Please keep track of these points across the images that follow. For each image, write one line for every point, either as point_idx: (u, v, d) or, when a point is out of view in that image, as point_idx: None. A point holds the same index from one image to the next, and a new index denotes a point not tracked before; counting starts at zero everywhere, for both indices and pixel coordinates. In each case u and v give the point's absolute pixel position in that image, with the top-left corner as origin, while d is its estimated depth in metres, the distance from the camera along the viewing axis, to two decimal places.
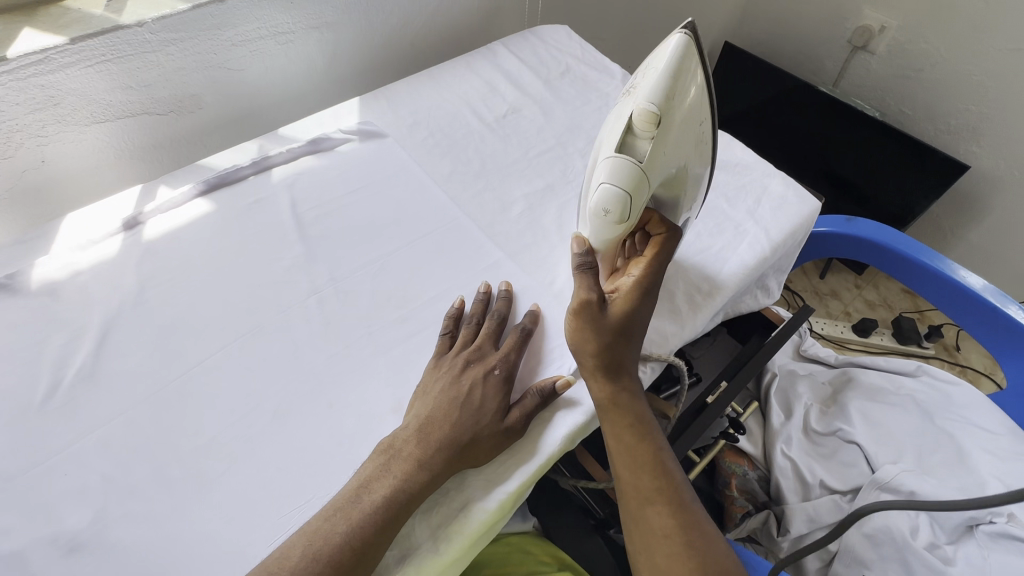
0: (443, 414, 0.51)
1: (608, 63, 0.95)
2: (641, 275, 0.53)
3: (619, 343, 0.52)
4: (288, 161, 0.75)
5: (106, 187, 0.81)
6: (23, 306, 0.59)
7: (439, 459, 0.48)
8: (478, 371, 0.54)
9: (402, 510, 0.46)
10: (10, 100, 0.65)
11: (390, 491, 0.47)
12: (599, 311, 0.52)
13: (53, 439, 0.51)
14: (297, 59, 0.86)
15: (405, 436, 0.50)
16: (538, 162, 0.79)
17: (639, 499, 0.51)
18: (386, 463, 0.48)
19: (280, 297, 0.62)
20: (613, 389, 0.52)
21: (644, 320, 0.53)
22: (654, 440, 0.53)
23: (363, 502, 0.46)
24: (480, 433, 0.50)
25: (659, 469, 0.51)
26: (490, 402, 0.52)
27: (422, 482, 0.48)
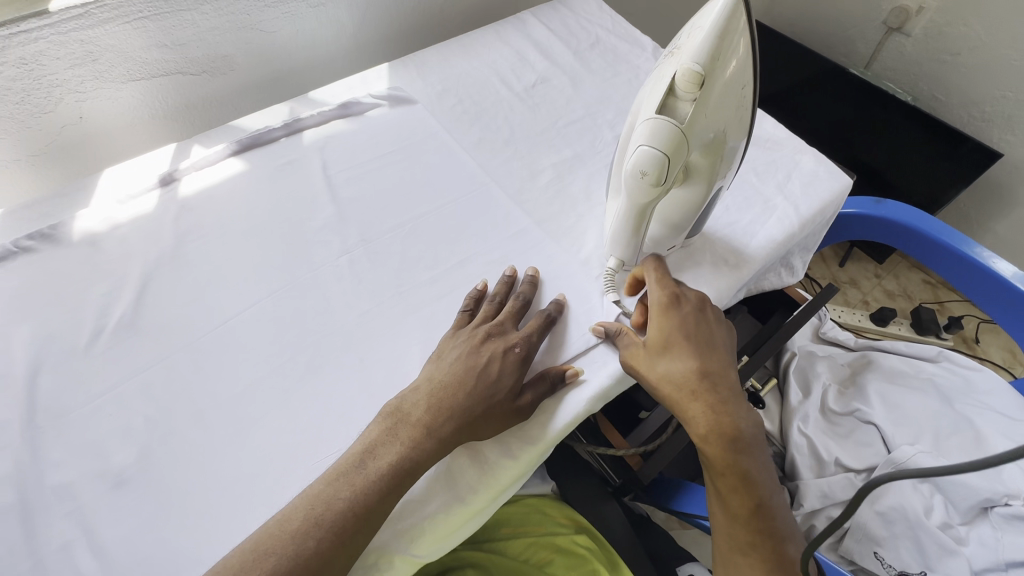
0: (458, 385, 0.50)
1: (638, 35, 0.94)
2: (653, 299, 0.56)
3: (696, 382, 0.53)
4: (319, 124, 0.76)
5: (139, 146, 0.82)
6: (66, 256, 0.61)
7: (448, 429, 0.49)
8: (498, 347, 0.53)
9: (407, 476, 0.47)
10: (51, 54, 0.66)
11: (396, 458, 0.47)
12: (638, 354, 0.54)
13: (99, 381, 0.53)
14: (328, 22, 0.86)
15: (414, 402, 0.50)
16: (567, 132, 0.78)
17: (731, 547, 0.51)
18: (391, 430, 0.48)
19: (312, 255, 0.63)
20: (708, 433, 0.51)
21: (681, 331, 0.54)
22: (755, 496, 0.51)
23: (368, 465, 0.46)
24: (494, 408, 0.50)
25: (754, 522, 0.51)
26: (506, 377, 0.51)
27: (428, 451, 0.48)
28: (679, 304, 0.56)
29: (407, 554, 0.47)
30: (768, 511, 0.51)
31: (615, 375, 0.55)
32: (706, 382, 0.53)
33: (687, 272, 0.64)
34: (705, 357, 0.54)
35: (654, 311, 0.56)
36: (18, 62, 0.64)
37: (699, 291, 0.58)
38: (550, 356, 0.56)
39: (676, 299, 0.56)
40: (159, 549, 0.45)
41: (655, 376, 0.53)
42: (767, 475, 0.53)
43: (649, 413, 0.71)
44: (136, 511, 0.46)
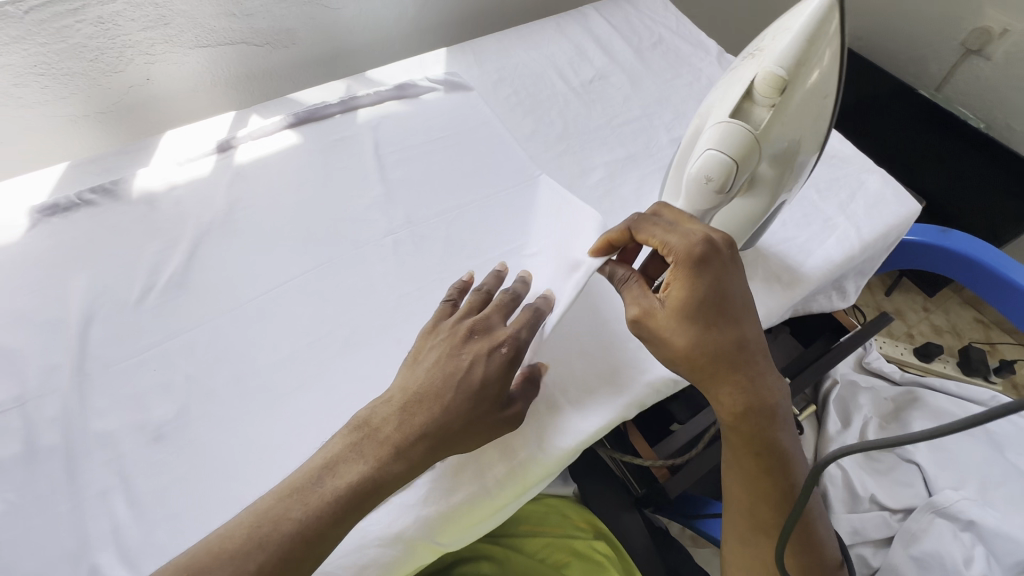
0: (436, 394, 0.45)
1: (702, 37, 0.91)
2: (673, 250, 0.47)
3: (728, 354, 0.47)
4: (374, 104, 0.76)
5: (200, 113, 0.84)
6: (125, 212, 0.63)
7: (421, 449, 0.44)
8: (481, 348, 0.47)
9: (368, 498, 0.43)
10: (128, 16, 0.68)
11: (359, 478, 0.43)
12: (660, 322, 0.47)
13: (146, 335, 0.54)
14: (391, 4, 0.86)
15: (385, 415, 0.45)
16: (622, 132, 0.76)
17: (753, 526, 0.50)
18: (357, 445, 0.44)
19: (358, 233, 0.63)
20: (740, 411, 0.48)
21: (710, 297, 0.47)
22: (785, 475, 0.49)
23: (326, 481, 0.42)
24: (476, 422, 0.46)
25: (783, 503, 0.49)
26: (492, 385, 0.46)
27: (397, 473, 0.43)
28: (710, 257, 0.47)
29: (431, 541, 0.47)
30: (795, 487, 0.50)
31: (654, 385, 0.54)
32: (738, 353, 0.48)
33: None
34: (735, 321, 0.48)
35: (678, 267, 0.47)
36: (95, 21, 0.67)
37: (726, 233, 0.49)
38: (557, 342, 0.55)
39: (706, 250, 0.47)
40: (189, 507, 0.45)
41: (682, 348, 0.47)
42: (796, 449, 0.51)
43: (681, 426, 0.68)
44: (171, 466, 0.47)
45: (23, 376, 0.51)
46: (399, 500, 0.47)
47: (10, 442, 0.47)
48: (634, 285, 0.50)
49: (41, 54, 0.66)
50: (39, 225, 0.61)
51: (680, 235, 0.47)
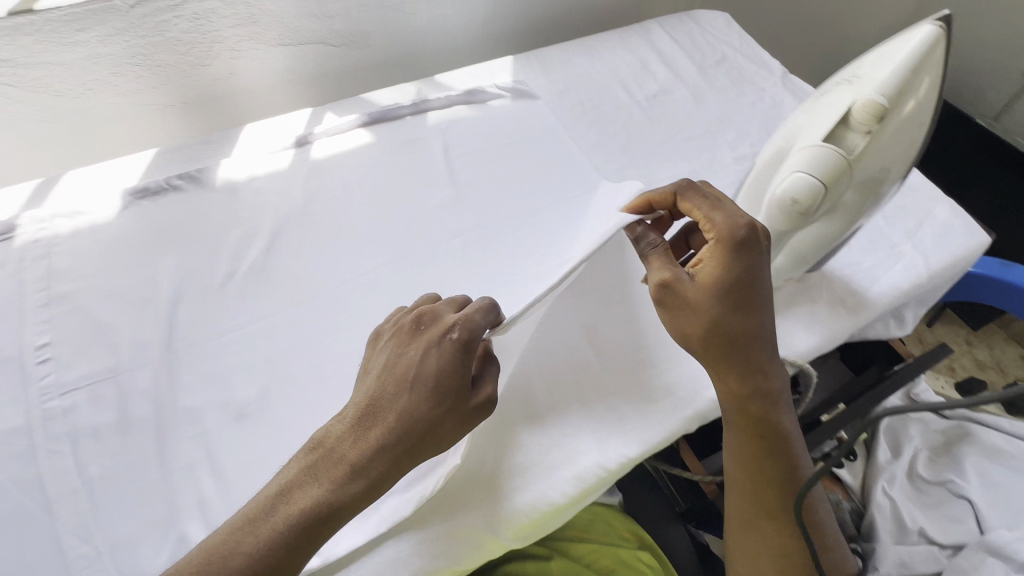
0: (388, 400, 0.44)
1: (766, 57, 0.91)
2: (716, 226, 0.49)
3: (746, 338, 0.49)
4: (444, 107, 0.78)
5: (275, 110, 0.86)
6: (209, 199, 0.66)
7: (380, 462, 0.42)
8: (428, 341, 0.45)
9: (325, 524, 0.41)
10: (221, 12, 0.72)
11: (312, 503, 0.41)
12: (684, 291, 0.48)
13: (230, 319, 0.56)
14: (461, 11, 0.88)
15: (339, 433, 0.44)
16: (685, 147, 0.77)
17: (755, 513, 0.50)
18: (312, 468, 0.42)
19: (429, 232, 0.65)
20: (748, 393, 0.49)
21: (738, 278, 0.48)
22: (788, 458, 0.50)
23: (282, 507, 0.41)
24: (434, 424, 0.44)
25: (785, 485, 0.50)
26: (444, 380, 0.44)
27: (354, 494, 0.42)
28: (751, 241, 0.48)
29: (498, 538, 0.48)
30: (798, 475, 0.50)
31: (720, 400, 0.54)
32: (755, 338, 0.49)
33: (803, 307, 0.61)
34: (756, 311, 0.49)
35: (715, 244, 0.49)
36: (191, 17, 0.70)
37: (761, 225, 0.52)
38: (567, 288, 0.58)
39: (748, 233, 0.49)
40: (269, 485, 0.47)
41: (697, 323, 0.48)
42: (799, 438, 0.51)
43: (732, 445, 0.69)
44: (253, 445, 0.49)
45: (116, 349, 0.54)
46: (469, 490, 0.49)
47: (105, 411, 0.50)
48: (659, 254, 0.51)
49: (139, 46, 0.70)
50: (130, 206, 0.64)
51: (722, 212, 0.50)
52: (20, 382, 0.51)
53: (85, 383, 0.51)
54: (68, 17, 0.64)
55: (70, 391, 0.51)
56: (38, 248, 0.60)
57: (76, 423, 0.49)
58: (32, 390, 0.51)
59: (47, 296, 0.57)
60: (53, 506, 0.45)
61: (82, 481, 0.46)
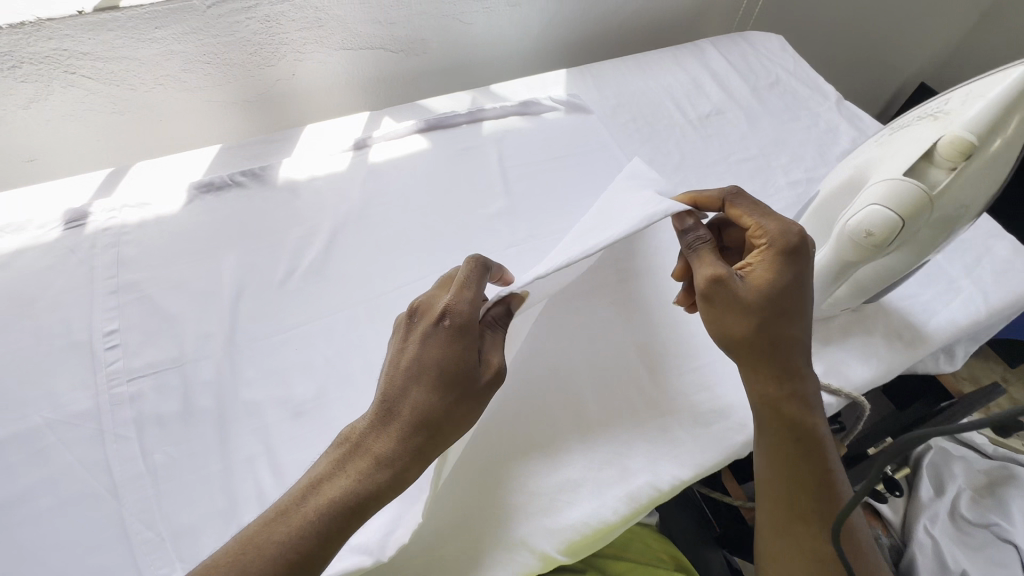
0: (399, 393, 0.44)
1: (822, 82, 0.91)
2: (767, 233, 0.50)
3: (785, 341, 0.50)
4: (499, 118, 0.79)
5: (331, 112, 0.88)
6: (271, 197, 0.67)
7: (402, 449, 0.43)
8: (426, 332, 0.46)
9: (357, 512, 0.41)
10: (290, 16, 0.73)
11: (342, 495, 0.41)
12: (733, 292, 0.49)
13: (288, 316, 0.58)
14: (518, 23, 0.90)
15: (362, 427, 0.44)
16: (738, 169, 0.77)
17: (789, 517, 0.50)
18: (343, 460, 0.43)
19: (486, 241, 0.66)
20: (786, 394, 0.50)
21: (785, 281, 0.49)
22: (823, 460, 0.50)
23: (313, 500, 0.41)
24: (447, 411, 0.44)
25: (822, 490, 0.49)
26: (449, 366, 0.45)
27: (379, 484, 0.42)
28: (801, 249, 0.50)
29: (549, 550, 0.48)
30: (834, 479, 0.50)
31: None
32: (792, 343, 0.50)
33: (858, 337, 0.61)
34: (802, 317, 0.50)
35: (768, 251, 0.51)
36: (263, 19, 0.72)
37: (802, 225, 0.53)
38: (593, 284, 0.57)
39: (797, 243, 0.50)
40: None
41: (742, 325, 0.49)
42: (830, 442, 0.51)
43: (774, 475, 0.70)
44: (310, 442, 0.50)
45: (180, 339, 0.55)
46: (518, 499, 0.49)
47: (169, 399, 0.51)
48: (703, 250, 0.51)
49: (211, 45, 0.72)
50: (195, 200, 0.66)
51: (771, 218, 0.51)
52: (90, 366, 0.52)
53: (151, 371, 0.53)
54: (148, 15, 0.66)
55: (136, 379, 0.52)
56: (108, 236, 0.62)
57: (141, 410, 0.50)
58: (100, 375, 0.52)
59: (116, 283, 0.58)
60: (119, 490, 0.46)
61: (146, 468, 0.47)
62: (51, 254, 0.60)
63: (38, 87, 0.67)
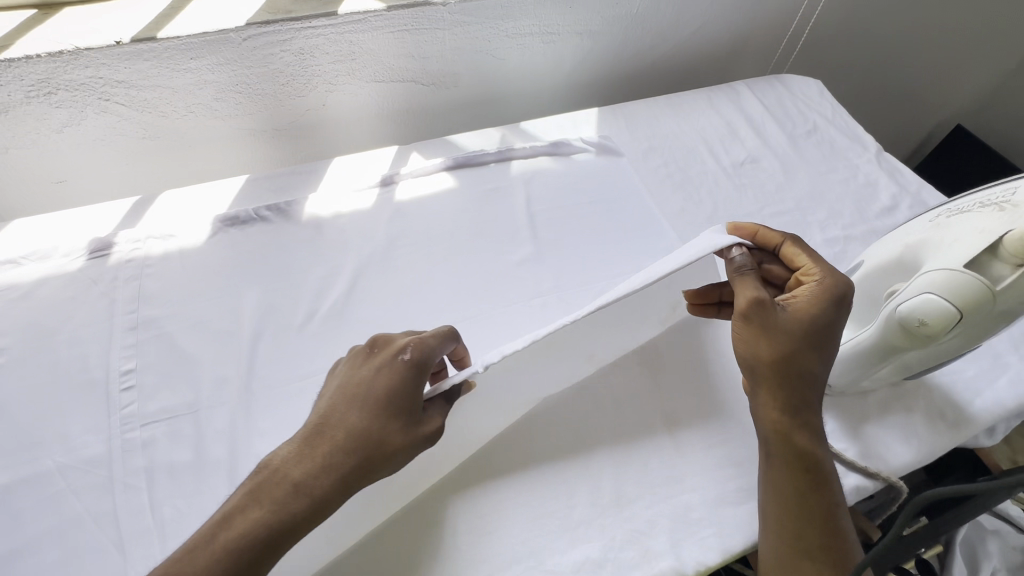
0: (338, 417, 0.44)
1: (861, 132, 0.88)
2: (820, 274, 0.51)
3: (808, 375, 0.48)
4: (528, 157, 0.78)
5: (359, 141, 0.88)
6: (295, 233, 0.66)
7: (325, 483, 0.42)
8: (382, 362, 0.46)
9: (268, 546, 0.40)
10: (324, 49, 0.73)
11: (253, 528, 0.40)
12: (776, 314, 0.49)
13: (306, 363, 0.56)
14: (552, 59, 0.88)
15: (284, 455, 0.43)
16: (772, 223, 0.74)
17: (790, 554, 0.46)
18: (258, 490, 0.41)
19: (512, 290, 0.64)
20: (798, 424, 0.48)
21: (825, 320, 0.49)
22: (831, 496, 0.47)
23: (220, 535, 0.39)
24: (383, 442, 0.43)
25: (829, 525, 0.46)
26: (396, 396, 0.45)
27: (295, 513, 0.40)
28: (847, 298, 0.50)
29: None
30: (841, 520, 0.47)
31: None
32: (813, 373, 0.48)
33: (897, 414, 0.58)
34: (825, 355, 0.49)
35: (815, 288, 0.51)
36: (297, 51, 0.72)
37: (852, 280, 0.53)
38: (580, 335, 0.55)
39: (844, 292, 0.50)
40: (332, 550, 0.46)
41: (775, 348, 0.48)
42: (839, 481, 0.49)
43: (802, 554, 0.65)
44: None
45: (196, 383, 0.54)
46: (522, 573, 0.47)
47: (182, 448, 0.50)
48: (752, 273, 0.51)
49: (244, 76, 0.72)
50: (219, 233, 0.65)
51: (825, 265, 0.52)
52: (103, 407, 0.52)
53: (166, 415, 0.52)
54: (185, 46, 0.66)
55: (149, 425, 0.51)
56: (131, 268, 0.61)
57: (153, 458, 0.49)
58: (114, 418, 0.51)
59: (135, 319, 0.58)
60: (125, 545, 0.45)
61: (154, 522, 0.46)
62: (74, 285, 0.59)
63: (72, 113, 0.68)
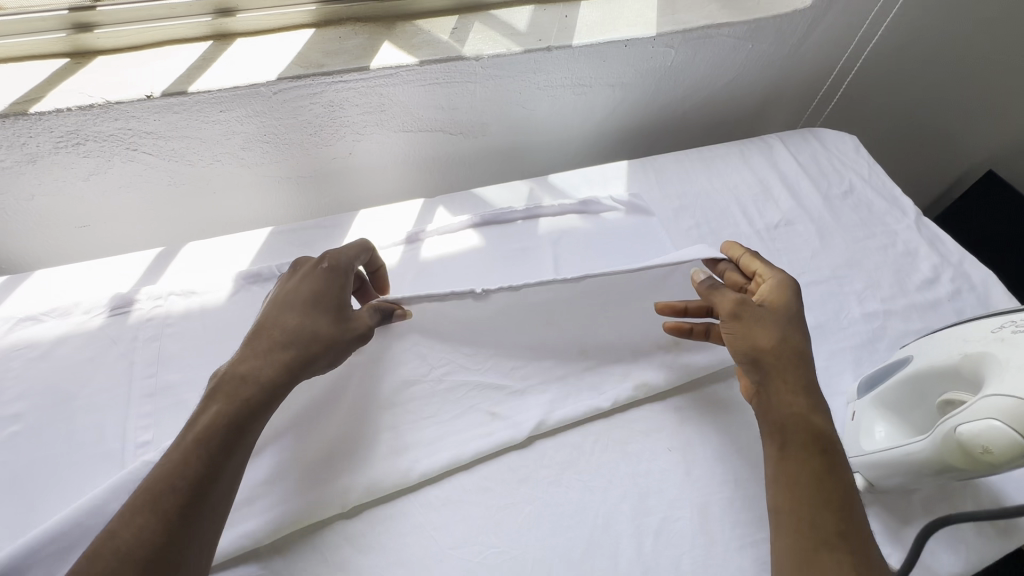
0: (272, 319, 0.49)
1: (900, 194, 0.85)
2: (776, 274, 0.57)
3: (802, 360, 0.51)
4: (556, 215, 0.76)
5: (382, 186, 0.86)
6: None
7: (274, 372, 0.47)
8: (302, 272, 0.53)
9: (232, 437, 0.44)
10: (353, 101, 0.72)
11: (214, 422, 0.44)
12: (757, 309, 0.53)
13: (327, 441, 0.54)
14: (582, 110, 0.87)
15: (231, 362, 0.47)
16: (809, 293, 0.72)
17: (812, 545, 0.43)
18: (213, 395, 0.45)
19: (538, 361, 0.61)
20: (803, 405, 0.49)
21: (796, 309, 0.54)
22: (843, 478, 0.46)
23: (188, 435, 0.43)
24: (317, 333, 0.49)
25: (844, 507, 0.45)
26: (321, 295, 0.51)
27: (247, 398, 0.45)
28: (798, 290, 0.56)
29: None
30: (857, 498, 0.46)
31: None
32: (806, 357, 0.51)
33: (943, 519, 0.54)
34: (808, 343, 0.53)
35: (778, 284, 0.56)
36: (326, 104, 0.70)
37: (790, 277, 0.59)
38: (541, 306, 0.62)
39: (795, 286, 0.56)
40: None
41: (768, 339, 0.51)
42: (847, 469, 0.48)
43: None
44: None
45: None
46: None
47: None
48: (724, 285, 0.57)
49: (272, 126, 0.71)
50: (241, 290, 0.63)
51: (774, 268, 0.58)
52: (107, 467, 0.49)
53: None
54: (215, 100, 0.65)
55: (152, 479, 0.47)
56: (150, 327, 0.60)
57: None
58: None
59: (154, 385, 0.56)
60: None
61: None
62: (93, 344, 0.58)
63: (99, 162, 0.67)
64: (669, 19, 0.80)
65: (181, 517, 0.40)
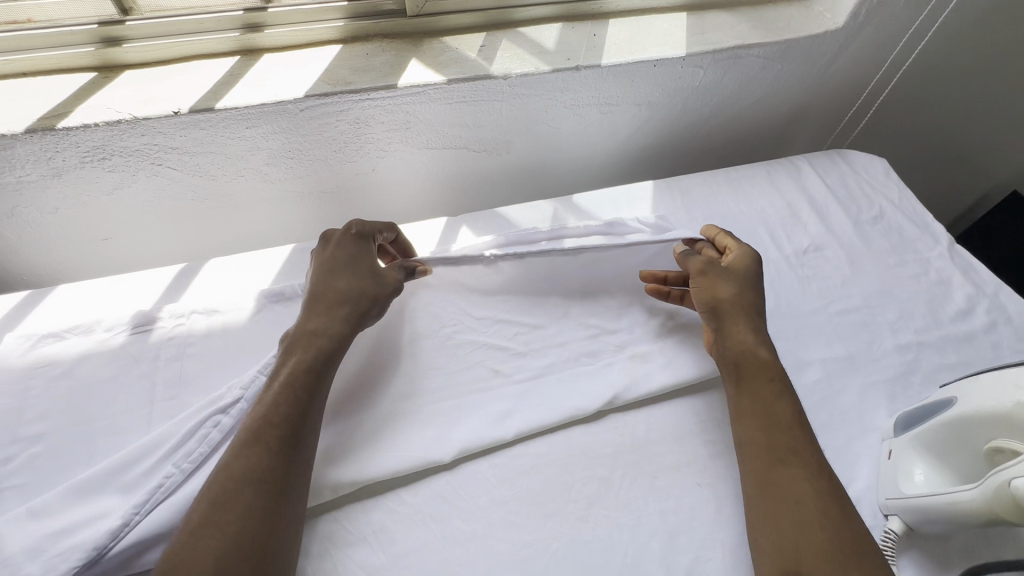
0: (322, 283, 0.56)
1: (932, 221, 0.83)
2: (736, 243, 0.66)
3: (753, 310, 0.60)
4: (580, 236, 0.71)
5: (403, 201, 0.85)
6: None
7: (338, 323, 0.54)
8: (335, 240, 0.59)
9: (310, 380, 0.50)
10: (379, 118, 0.71)
11: (297, 370, 0.50)
12: (716, 268, 0.62)
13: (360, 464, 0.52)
14: (607, 128, 0.85)
15: (300, 323, 0.54)
16: (840, 323, 0.70)
17: (770, 461, 0.50)
18: (289, 351, 0.52)
19: (562, 386, 0.60)
20: (756, 345, 0.57)
21: (751, 270, 0.62)
22: (793, 406, 0.53)
23: (274, 384, 0.50)
24: (365, 290, 0.56)
25: (796, 429, 0.51)
26: (361, 258, 0.58)
27: (321, 347, 0.52)
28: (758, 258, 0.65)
29: None
30: (805, 419, 0.53)
31: None
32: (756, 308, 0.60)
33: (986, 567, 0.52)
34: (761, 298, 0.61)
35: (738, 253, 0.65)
36: (353, 121, 0.70)
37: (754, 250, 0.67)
38: (544, 277, 0.66)
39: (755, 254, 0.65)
40: None
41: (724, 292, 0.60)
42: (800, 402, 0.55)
43: None
44: None
45: None
46: None
47: None
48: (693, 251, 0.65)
49: (297, 143, 0.70)
50: (263, 309, 0.63)
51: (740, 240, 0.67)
52: (135, 452, 0.49)
53: (212, 421, 0.50)
54: (242, 116, 0.64)
55: (197, 418, 0.50)
56: (172, 346, 0.59)
57: None
58: None
59: (176, 406, 0.55)
60: None
61: None
62: (115, 362, 0.58)
63: (124, 176, 0.66)
64: (699, 38, 0.79)
65: (283, 445, 0.46)
